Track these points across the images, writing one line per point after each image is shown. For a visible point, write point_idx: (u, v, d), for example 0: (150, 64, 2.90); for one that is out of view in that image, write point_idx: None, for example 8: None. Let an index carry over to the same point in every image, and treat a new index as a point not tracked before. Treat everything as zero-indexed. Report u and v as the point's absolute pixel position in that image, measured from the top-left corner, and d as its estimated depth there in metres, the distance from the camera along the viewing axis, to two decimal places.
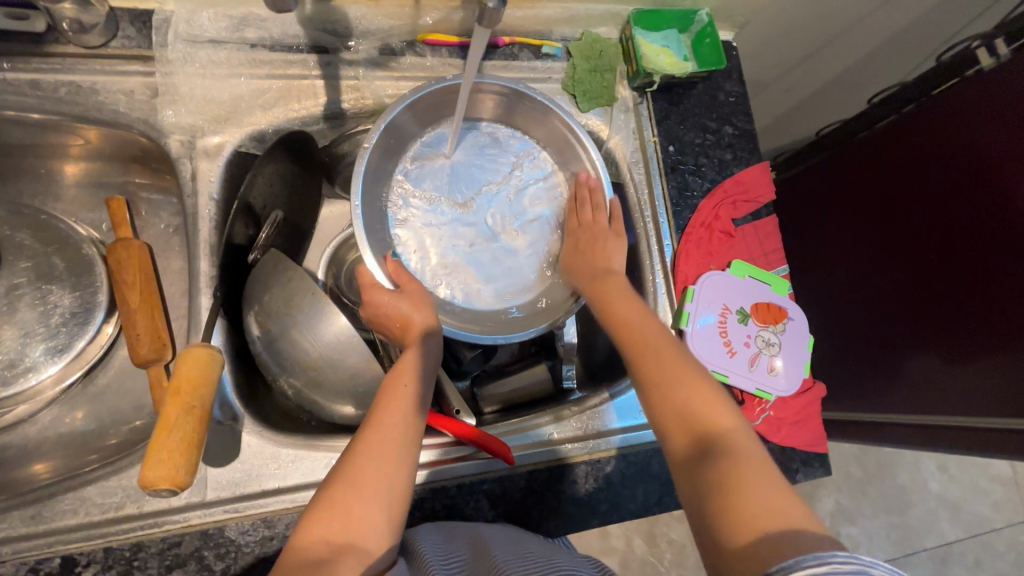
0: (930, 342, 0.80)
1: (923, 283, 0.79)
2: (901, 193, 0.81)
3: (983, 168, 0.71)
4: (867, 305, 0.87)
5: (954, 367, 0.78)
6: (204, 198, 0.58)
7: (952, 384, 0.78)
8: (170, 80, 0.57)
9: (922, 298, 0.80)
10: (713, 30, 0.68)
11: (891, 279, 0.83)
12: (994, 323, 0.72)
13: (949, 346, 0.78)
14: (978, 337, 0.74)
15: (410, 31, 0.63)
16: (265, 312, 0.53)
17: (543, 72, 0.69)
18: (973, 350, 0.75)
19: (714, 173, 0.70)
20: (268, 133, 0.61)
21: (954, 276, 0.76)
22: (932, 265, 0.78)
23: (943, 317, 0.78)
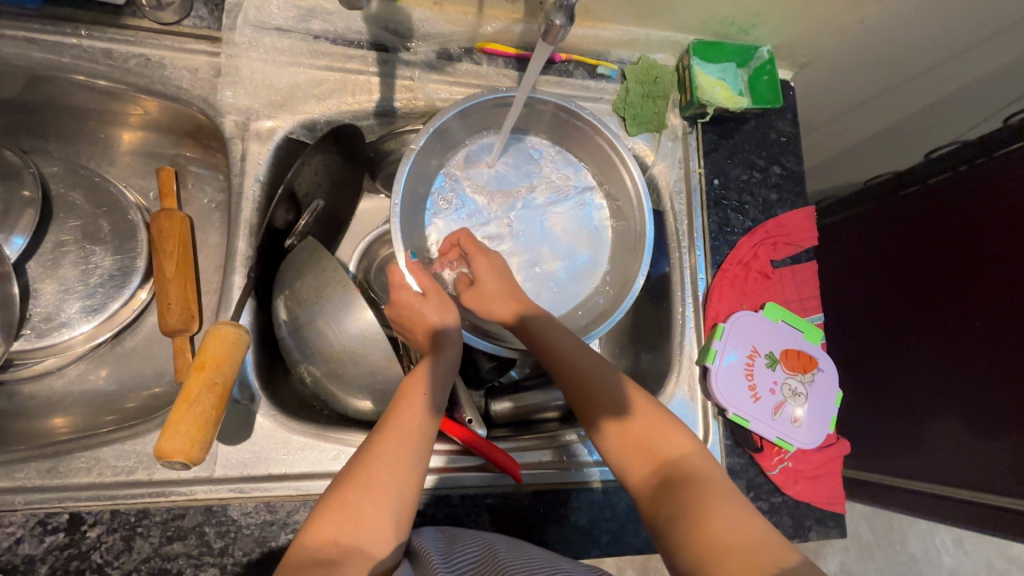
0: (964, 410, 0.76)
1: (963, 348, 0.76)
2: (952, 255, 0.78)
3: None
4: (902, 363, 0.84)
5: (979, 440, 0.74)
6: (251, 179, 0.59)
7: (973, 455, 0.75)
8: (233, 62, 0.59)
9: (961, 365, 0.76)
10: (772, 68, 0.67)
11: (930, 340, 0.80)
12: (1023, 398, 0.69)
13: (977, 416, 0.75)
14: (1014, 411, 0.70)
15: (470, 39, 0.64)
16: (294, 298, 0.54)
17: (596, 92, 0.68)
18: (1002, 424, 0.72)
19: (757, 212, 0.68)
20: (319, 122, 0.62)
21: (998, 346, 0.72)
22: (976, 332, 0.75)
23: (981, 387, 0.74)
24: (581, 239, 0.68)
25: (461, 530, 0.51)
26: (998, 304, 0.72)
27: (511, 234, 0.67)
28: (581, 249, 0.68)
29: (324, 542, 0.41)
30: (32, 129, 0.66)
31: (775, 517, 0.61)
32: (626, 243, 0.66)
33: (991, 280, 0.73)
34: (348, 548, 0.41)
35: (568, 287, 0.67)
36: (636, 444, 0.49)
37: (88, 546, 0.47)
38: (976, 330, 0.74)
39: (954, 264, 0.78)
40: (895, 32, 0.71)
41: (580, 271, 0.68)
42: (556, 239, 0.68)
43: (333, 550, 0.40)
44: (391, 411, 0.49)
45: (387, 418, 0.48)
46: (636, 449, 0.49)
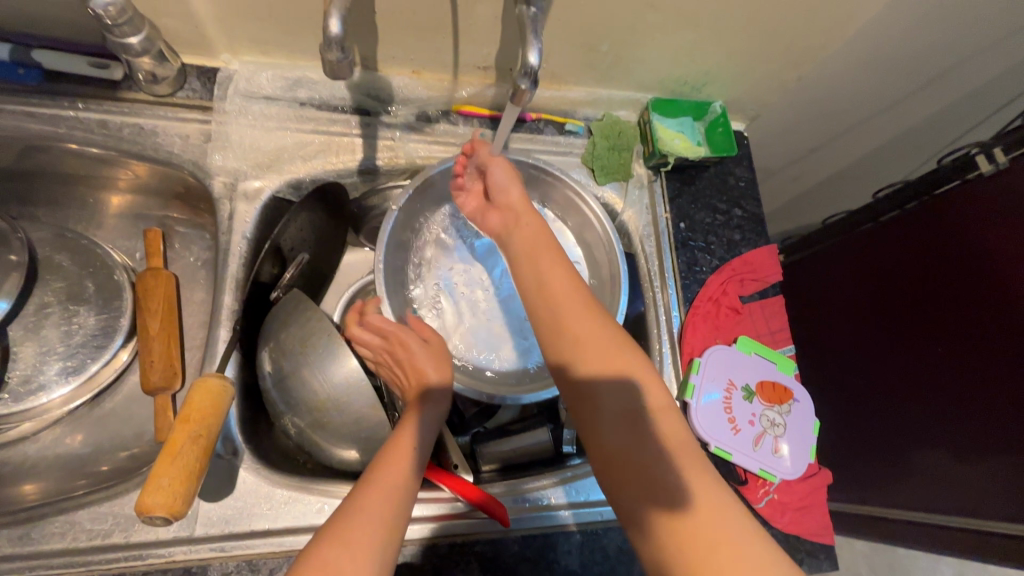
0: (950, 436, 0.77)
1: (941, 374, 0.78)
2: (909, 287, 0.83)
3: (1002, 262, 0.71)
4: (887, 393, 0.86)
5: (963, 466, 0.75)
6: (238, 236, 0.61)
7: (961, 484, 0.74)
8: (223, 128, 0.62)
9: (941, 390, 0.78)
10: (725, 120, 0.73)
11: (909, 368, 0.83)
12: (997, 417, 0.71)
13: (956, 442, 0.76)
14: (997, 431, 0.71)
15: (446, 102, 0.69)
16: (279, 349, 0.55)
17: (565, 147, 0.74)
18: (981, 447, 0.73)
19: (723, 251, 0.73)
20: (304, 181, 0.65)
21: (973, 369, 0.74)
22: (950, 357, 0.77)
23: (963, 411, 0.75)
24: None
25: None
26: (968, 328, 0.75)
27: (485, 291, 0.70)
28: None
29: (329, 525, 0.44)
30: (23, 196, 0.68)
31: None
32: (601, 287, 0.69)
33: (957, 305, 0.77)
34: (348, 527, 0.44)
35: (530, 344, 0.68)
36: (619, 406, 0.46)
37: None
38: (948, 354, 0.77)
39: (923, 294, 0.81)
40: (833, 85, 0.79)
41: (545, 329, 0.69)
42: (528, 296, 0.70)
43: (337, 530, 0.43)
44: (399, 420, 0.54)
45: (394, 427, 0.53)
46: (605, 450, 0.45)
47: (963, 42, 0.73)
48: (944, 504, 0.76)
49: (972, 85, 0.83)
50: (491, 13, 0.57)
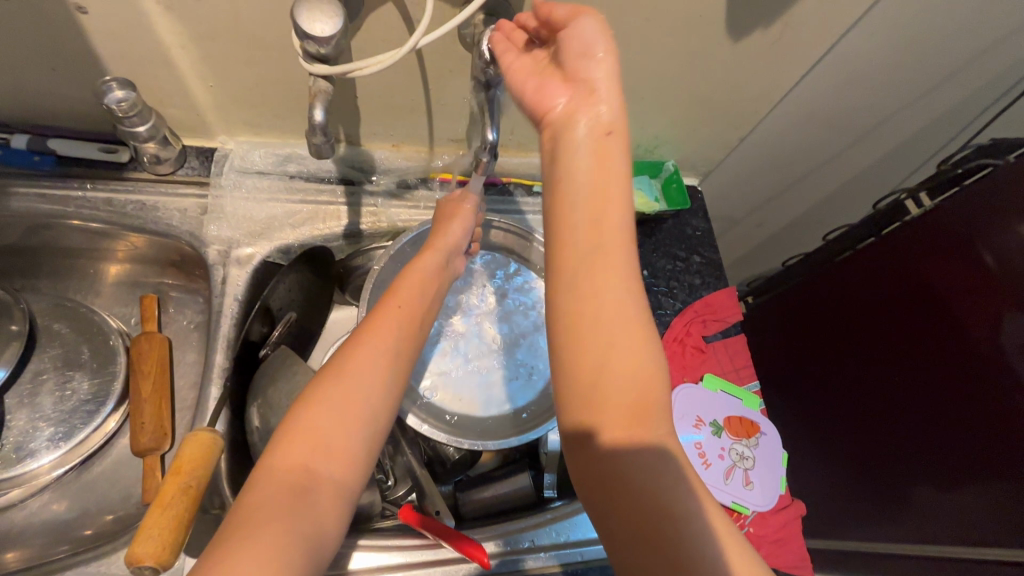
0: (927, 467, 0.79)
1: (910, 407, 0.82)
2: (871, 323, 0.89)
3: (950, 297, 0.78)
4: (862, 429, 0.89)
5: (950, 496, 0.76)
6: (230, 298, 0.65)
7: (954, 515, 0.75)
8: (218, 201, 0.68)
9: (913, 421, 0.81)
10: (678, 177, 0.82)
11: (881, 403, 0.86)
12: (972, 443, 0.74)
13: (938, 473, 0.78)
14: (975, 459, 0.74)
15: (424, 170, 0.76)
16: (267, 405, 0.58)
17: (534, 206, 0.80)
18: (962, 475, 0.75)
19: (685, 295, 0.78)
20: (293, 246, 0.71)
21: (940, 400, 0.78)
22: (916, 389, 0.81)
23: (935, 441, 0.78)
24: (521, 359, 0.73)
25: None
26: (929, 360, 0.80)
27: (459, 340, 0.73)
28: (517, 368, 0.72)
29: (291, 467, 0.41)
30: (26, 269, 0.73)
31: None
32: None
33: (916, 339, 0.82)
34: (314, 474, 0.41)
35: (490, 401, 0.70)
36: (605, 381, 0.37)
37: None
38: (915, 385, 0.81)
39: (883, 331, 0.87)
40: (773, 142, 0.88)
41: (507, 389, 0.71)
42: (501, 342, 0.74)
43: (300, 479, 0.41)
44: (356, 342, 0.49)
45: (350, 350, 0.48)
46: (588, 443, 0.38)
47: (880, 102, 0.83)
48: (931, 537, 0.77)
49: (897, 138, 0.93)
50: (460, 95, 0.65)
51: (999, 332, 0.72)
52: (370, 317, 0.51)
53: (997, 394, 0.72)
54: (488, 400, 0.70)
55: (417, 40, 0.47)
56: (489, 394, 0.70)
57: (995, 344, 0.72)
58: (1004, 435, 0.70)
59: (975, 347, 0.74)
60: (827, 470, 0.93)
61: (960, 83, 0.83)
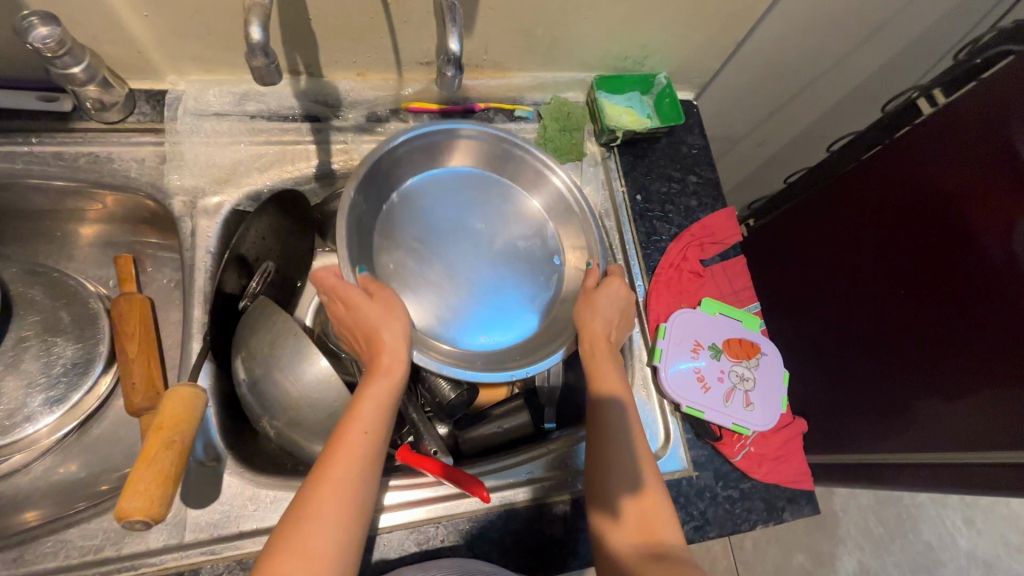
0: (929, 380, 0.78)
1: (914, 321, 0.80)
2: (876, 235, 0.86)
3: (962, 204, 0.74)
4: (863, 346, 0.87)
5: (954, 404, 0.76)
6: (202, 251, 0.62)
7: (954, 421, 0.76)
8: (176, 148, 0.63)
9: (915, 337, 0.80)
10: (671, 91, 0.75)
11: (886, 317, 0.84)
12: (979, 348, 0.73)
13: (943, 382, 0.77)
14: (982, 364, 0.73)
15: (394, 101, 0.70)
16: (251, 355, 0.56)
17: (517, 132, 0.75)
18: (969, 384, 0.74)
19: (681, 219, 0.74)
20: (263, 192, 0.66)
21: (949, 310, 0.76)
22: (920, 303, 0.79)
23: (939, 350, 0.77)
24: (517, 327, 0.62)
25: (447, 561, 0.53)
26: (936, 271, 0.77)
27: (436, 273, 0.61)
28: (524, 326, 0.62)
29: None
30: None
31: (747, 503, 0.63)
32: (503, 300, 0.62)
33: (923, 251, 0.78)
34: None
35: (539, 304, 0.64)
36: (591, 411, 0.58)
37: None
38: (914, 295, 0.80)
39: (890, 245, 0.83)
40: (776, 45, 0.81)
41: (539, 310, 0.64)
42: (525, 242, 0.66)
43: None
44: (291, 525, 0.40)
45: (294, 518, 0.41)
46: (600, 455, 0.55)
47: None
48: (930, 447, 0.78)
49: (910, 31, 0.85)
50: (423, 8, 0.58)
51: (1010, 237, 0.69)
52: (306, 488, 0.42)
53: (1001, 300, 0.70)
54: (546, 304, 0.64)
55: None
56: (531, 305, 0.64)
57: (1007, 250, 0.69)
58: (1009, 342, 0.69)
59: (986, 255, 0.71)
60: (827, 387, 0.91)
61: None
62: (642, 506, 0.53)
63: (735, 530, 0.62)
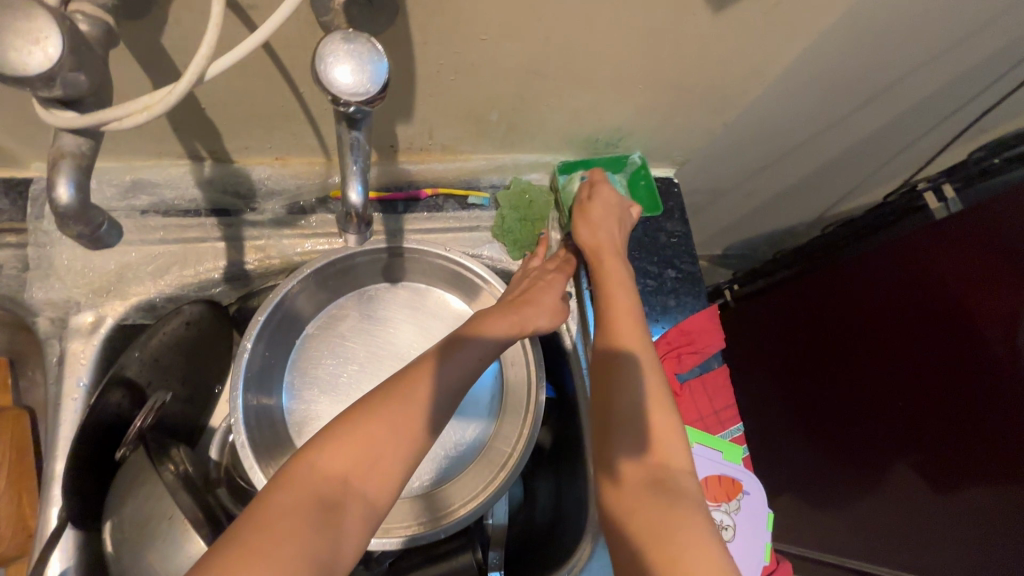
0: (921, 474, 0.70)
1: (903, 411, 0.71)
2: (868, 313, 0.76)
3: (950, 290, 0.65)
4: (850, 427, 0.79)
5: (939, 503, 0.68)
6: (68, 386, 0.50)
7: (939, 517, 0.68)
8: (43, 252, 0.52)
9: (900, 428, 0.72)
10: (647, 173, 0.67)
11: (872, 402, 0.76)
12: (972, 458, 0.64)
13: (928, 482, 0.69)
14: (975, 472, 0.64)
15: (321, 188, 0.59)
16: (121, 530, 0.46)
17: (470, 222, 0.64)
18: (956, 489, 0.66)
19: (657, 324, 0.65)
20: (158, 301, 0.55)
21: (946, 413, 0.66)
22: (913, 392, 0.70)
23: (928, 450, 0.68)
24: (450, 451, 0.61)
25: None
26: (935, 366, 0.67)
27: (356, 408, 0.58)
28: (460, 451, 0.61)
29: (300, 500, 0.32)
30: None
31: None
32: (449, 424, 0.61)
33: (910, 338, 0.70)
34: (329, 501, 0.33)
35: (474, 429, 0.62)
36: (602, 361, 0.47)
37: None
38: (908, 388, 0.70)
39: (879, 324, 0.74)
40: (767, 121, 0.71)
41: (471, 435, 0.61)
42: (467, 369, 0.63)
43: (318, 500, 0.33)
44: (342, 426, 0.36)
45: (351, 421, 0.36)
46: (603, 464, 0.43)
47: (897, 66, 0.66)
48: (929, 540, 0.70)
49: (911, 101, 0.77)
50: None
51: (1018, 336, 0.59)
52: (365, 407, 0.37)
53: (1007, 419, 0.60)
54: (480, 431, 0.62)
55: (203, 65, 0.31)
56: (466, 431, 0.62)
57: (1014, 353, 0.59)
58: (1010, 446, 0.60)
59: (984, 348, 0.62)
60: (811, 462, 0.86)
61: (996, 34, 0.66)
62: (659, 503, 0.39)
63: None
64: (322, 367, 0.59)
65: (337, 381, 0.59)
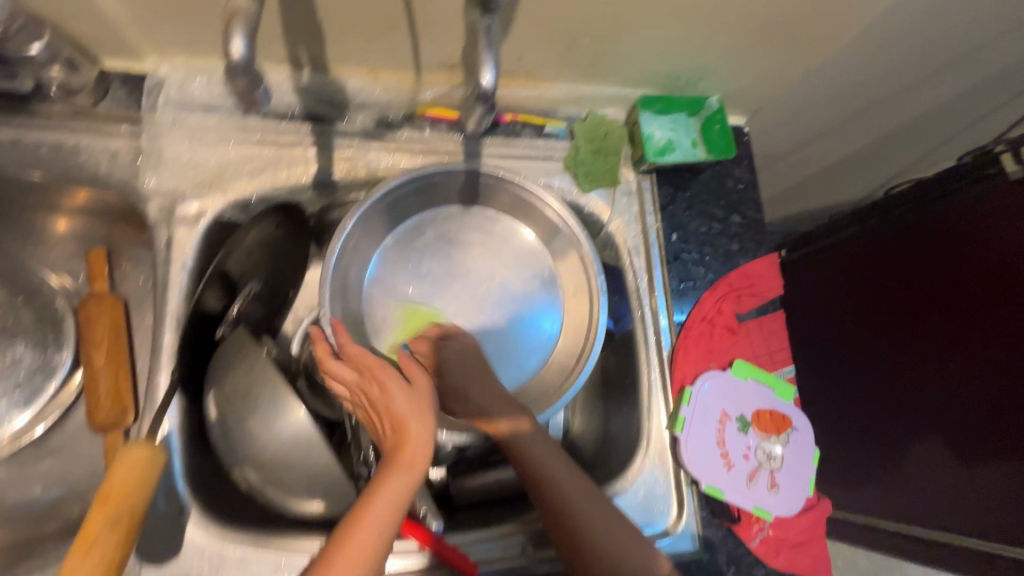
0: (951, 438, 0.62)
1: (927, 369, 0.64)
2: (897, 260, 0.69)
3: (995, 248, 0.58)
4: (934, 396, 0.64)
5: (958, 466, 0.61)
6: (177, 266, 0.54)
7: (936, 478, 0.63)
8: (155, 143, 0.55)
9: (924, 387, 0.65)
10: (723, 118, 0.66)
11: (875, 356, 0.70)
12: (990, 418, 0.58)
13: (956, 444, 0.61)
14: (985, 431, 0.59)
15: (410, 104, 0.61)
16: (225, 397, 0.50)
17: (546, 151, 0.66)
18: (978, 450, 0.59)
19: (719, 265, 0.67)
20: (251, 201, 0.58)
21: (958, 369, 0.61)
22: (925, 346, 0.65)
23: (931, 407, 0.64)
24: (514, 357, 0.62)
25: None
26: (971, 319, 0.60)
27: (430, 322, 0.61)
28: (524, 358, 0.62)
29: None
30: None
31: None
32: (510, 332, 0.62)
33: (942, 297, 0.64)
34: None
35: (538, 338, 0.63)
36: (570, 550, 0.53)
37: None
38: (951, 344, 0.62)
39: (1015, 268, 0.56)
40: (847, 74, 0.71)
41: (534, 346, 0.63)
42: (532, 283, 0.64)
43: None
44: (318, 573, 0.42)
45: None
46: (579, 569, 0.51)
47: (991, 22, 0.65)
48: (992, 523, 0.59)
49: None
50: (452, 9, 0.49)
51: None
52: (335, 556, 0.42)
53: None
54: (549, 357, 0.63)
55: None
56: (527, 342, 0.63)
57: None
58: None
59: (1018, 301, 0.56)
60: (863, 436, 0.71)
61: None
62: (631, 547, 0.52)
63: None
64: (400, 277, 0.62)
65: (415, 292, 0.62)
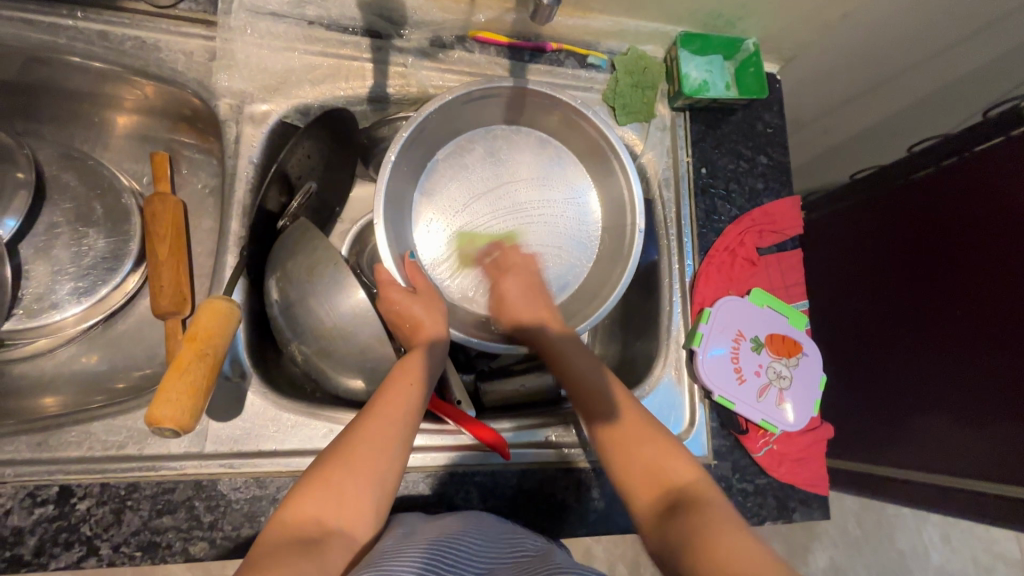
0: (958, 400, 0.70)
1: (941, 337, 0.72)
2: (921, 236, 0.75)
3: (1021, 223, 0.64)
4: (942, 360, 0.72)
5: (964, 427, 0.69)
6: (244, 161, 0.59)
7: (945, 437, 0.71)
8: (228, 46, 0.59)
9: (935, 353, 0.72)
10: (758, 60, 0.69)
11: (893, 325, 0.78)
12: (994, 383, 0.66)
13: (961, 406, 0.69)
14: (990, 394, 0.67)
15: (463, 27, 0.65)
16: (286, 277, 0.54)
17: (586, 81, 0.69)
18: (982, 412, 0.67)
19: (743, 201, 0.70)
20: (313, 107, 0.62)
21: (970, 336, 0.69)
22: (941, 315, 0.72)
23: (944, 372, 0.71)
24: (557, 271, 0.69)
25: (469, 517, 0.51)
26: (982, 290, 0.68)
27: (478, 240, 0.67)
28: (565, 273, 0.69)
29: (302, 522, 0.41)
30: (26, 112, 0.67)
31: (760, 499, 0.62)
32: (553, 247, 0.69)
33: (963, 267, 0.70)
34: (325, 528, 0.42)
35: (576, 255, 0.69)
36: (639, 473, 0.50)
37: (77, 518, 0.48)
38: (964, 314, 0.69)
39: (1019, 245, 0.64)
40: (880, 26, 0.73)
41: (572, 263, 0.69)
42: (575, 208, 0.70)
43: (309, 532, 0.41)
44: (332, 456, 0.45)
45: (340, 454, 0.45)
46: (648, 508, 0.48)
47: None
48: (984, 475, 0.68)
49: None
50: None
51: None
52: (344, 444, 0.46)
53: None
54: (581, 277, 0.70)
55: None
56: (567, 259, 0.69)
57: None
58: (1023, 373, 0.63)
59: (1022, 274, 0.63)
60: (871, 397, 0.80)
61: None
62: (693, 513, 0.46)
63: (743, 523, 0.61)
64: (450, 192, 0.67)
65: (466, 206, 0.67)
